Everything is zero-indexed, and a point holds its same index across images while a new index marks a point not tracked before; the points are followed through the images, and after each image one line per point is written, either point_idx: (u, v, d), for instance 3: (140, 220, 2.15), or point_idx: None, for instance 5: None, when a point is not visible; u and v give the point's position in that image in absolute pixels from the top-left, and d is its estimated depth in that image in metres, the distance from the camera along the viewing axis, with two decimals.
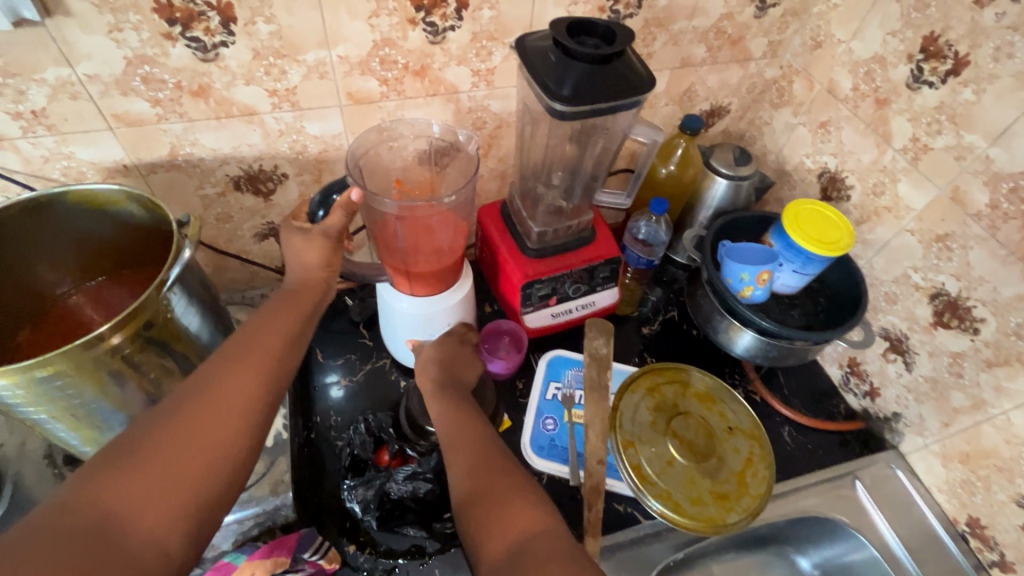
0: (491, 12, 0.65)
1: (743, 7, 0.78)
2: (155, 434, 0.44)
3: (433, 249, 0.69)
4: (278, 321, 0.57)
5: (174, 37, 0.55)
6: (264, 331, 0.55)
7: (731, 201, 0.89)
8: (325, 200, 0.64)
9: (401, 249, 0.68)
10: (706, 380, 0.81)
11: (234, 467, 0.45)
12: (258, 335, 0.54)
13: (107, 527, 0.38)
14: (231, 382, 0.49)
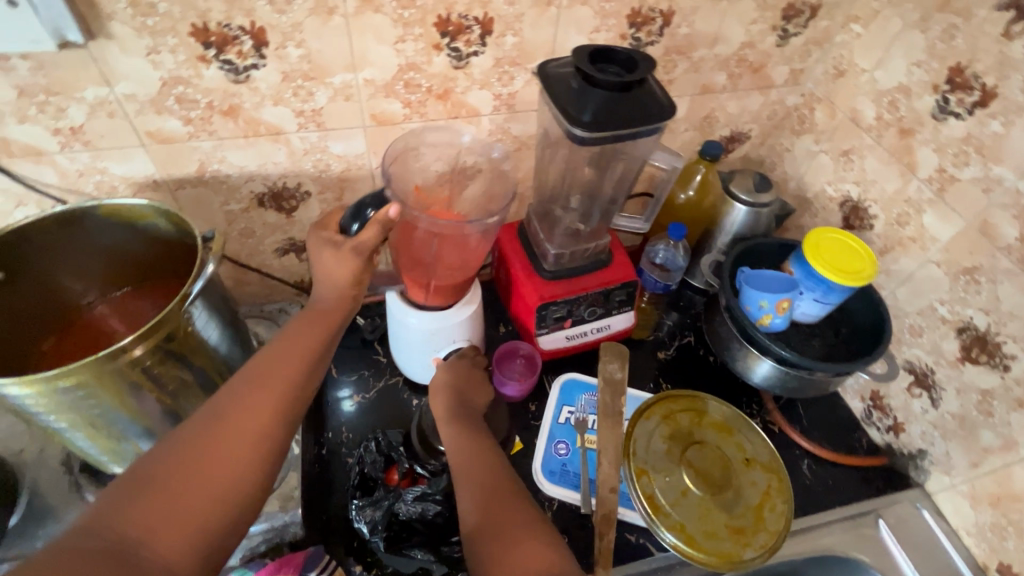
0: (514, 38, 0.66)
1: (765, 35, 0.78)
2: (171, 460, 0.45)
3: (450, 265, 0.69)
4: (300, 341, 0.57)
5: (208, 60, 0.57)
6: (283, 352, 0.55)
7: (750, 227, 0.88)
8: (357, 213, 0.61)
9: (420, 262, 0.68)
10: (723, 409, 0.79)
11: (246, 493, 0.46)
12: (278, 358, 0.55)
13: (120, 551, 0.39)
14: (246, 409, 0.49)
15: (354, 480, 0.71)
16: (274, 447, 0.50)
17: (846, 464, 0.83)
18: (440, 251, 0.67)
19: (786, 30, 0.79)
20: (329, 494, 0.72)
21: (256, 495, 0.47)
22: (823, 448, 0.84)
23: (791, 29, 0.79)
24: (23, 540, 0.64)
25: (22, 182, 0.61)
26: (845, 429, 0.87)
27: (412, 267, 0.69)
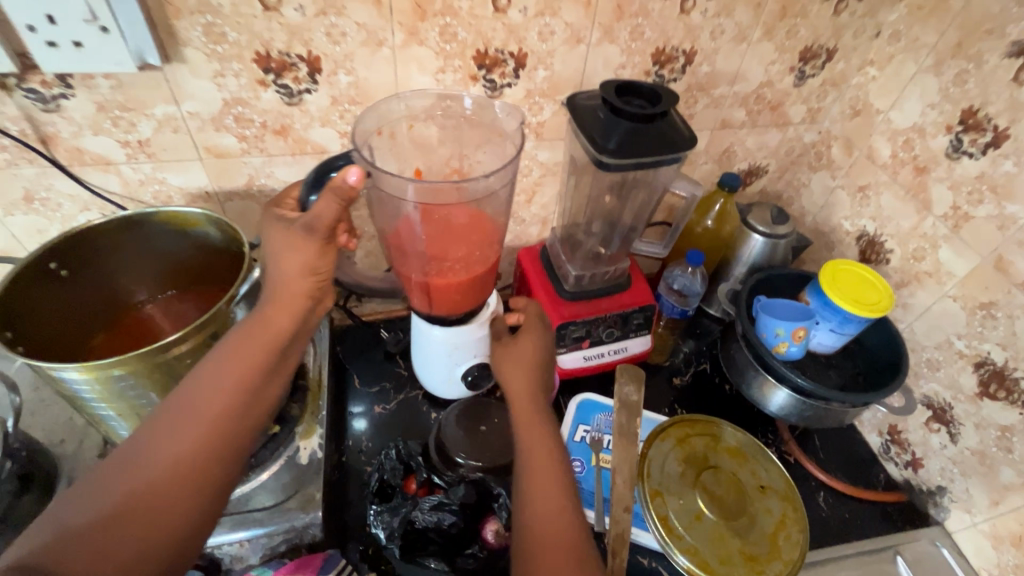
0: (546, 72, 0.71)
1: (783, 75, 0.82)
2: (93, 513, 0.43)
3: (463, 251, 0.62)
4: (243, 349, 0.53)
5: (267, 83, 0.63)
6: (224, 364, 0.52)
7: (767, 258, 0.90)
8: (318, 180, 0.56)
9: (429, 251, 0.62)
10: (738, 436, 0.80)
11: (179, 532, 0.45)
12: (219, 370, 0.51)
13: None
14: (175, 438, 0.48)
15: (373, 487, 0.73)
16: (209, 479, 0.48)
17: (865, 499, 0.82)
18: (444, 228, 0.61)
19: (804, 71, 0.83)
20: (349, 500, 0.74)
21: (193, 531, 0.46)
22: (841, 481, 0.83)
23: (808, 70, 0.83)
24: None
25: (89, 188, 0.67)
26: (863, 464, 0.87)
27: (421, 265, 0.62)
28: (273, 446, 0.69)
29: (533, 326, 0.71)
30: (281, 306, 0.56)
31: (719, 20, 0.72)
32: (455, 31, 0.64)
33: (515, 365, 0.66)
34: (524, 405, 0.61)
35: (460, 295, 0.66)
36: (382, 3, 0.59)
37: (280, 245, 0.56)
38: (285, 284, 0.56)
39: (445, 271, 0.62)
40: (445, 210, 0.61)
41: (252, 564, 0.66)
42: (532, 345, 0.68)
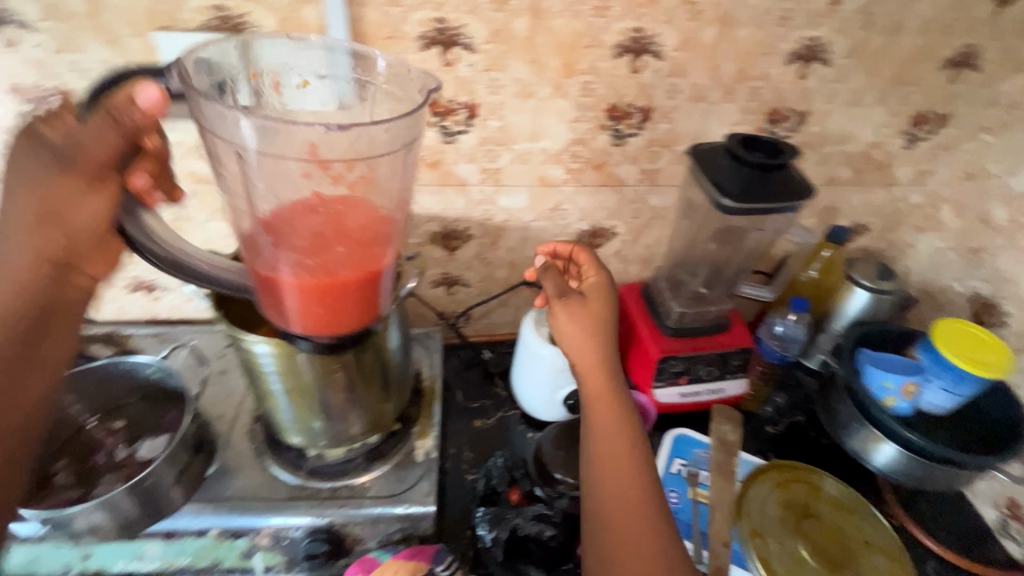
0: (667, 125, 0.78)
1: (892, 138, 0.85)
2: None
3: (341, 243, 0.56)
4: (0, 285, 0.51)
5: (431, 124, 0.74)
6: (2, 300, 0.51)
7: (871, 313, 0.91)
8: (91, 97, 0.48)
9: (288, 237, 0.55)
10: (840, 488, 0.78)
11: None
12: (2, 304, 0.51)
13: None
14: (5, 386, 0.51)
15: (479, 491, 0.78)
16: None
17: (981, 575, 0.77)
18: (339, 219, 0.56)
19: (915, 135, 0.85)
20: (453, 503, 0.79)
21: None
22: (952, 552, 0.79)
23: (919, 134, 0.85)
24: (215, 488, 0.71)
25: None
26: (977, 538, 0.82)
27: (290, 259, 0.55)
28: (396, 441, 0.78)
29: (598, 289, 0.74)
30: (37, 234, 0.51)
31: (834, 85, 0.78)
32: (594, 87, 0.73)
33: (587, 334, 0.70)
34: (598, 387, 0.69)
35: (348, 288, 0.56)
36: (538, 62, 0.70)
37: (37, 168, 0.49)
38: (63, 229, 0.51)
39: (332, 269, 0.55)
40: (343, 198, 0.56)
41: (370, 546, 0.72)
42: (598, 309, 0.72)
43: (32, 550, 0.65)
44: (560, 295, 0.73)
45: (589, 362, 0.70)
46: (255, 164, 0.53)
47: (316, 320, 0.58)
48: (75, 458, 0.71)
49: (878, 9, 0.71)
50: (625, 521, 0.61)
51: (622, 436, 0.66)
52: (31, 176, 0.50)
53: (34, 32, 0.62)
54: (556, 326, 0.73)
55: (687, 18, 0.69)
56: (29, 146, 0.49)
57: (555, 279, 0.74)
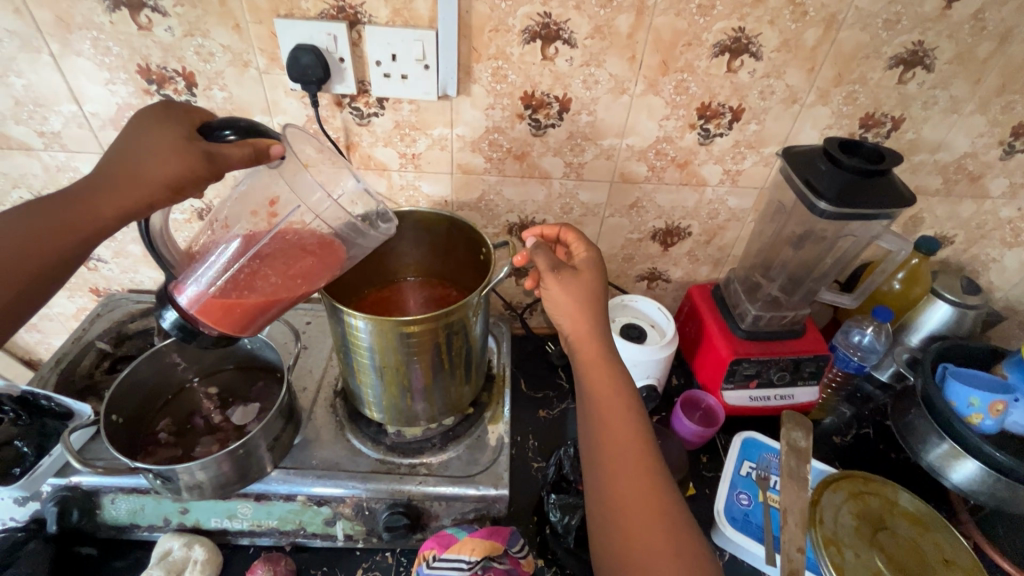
0: (757, 126, 0.78)
1: (990, 148, 0.82)
2: None
3: (272, 266, 0.57)
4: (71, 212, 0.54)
5: (523, 117, 0.76)
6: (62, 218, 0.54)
7: (953, 327, 0.89)
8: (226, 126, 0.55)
9: (241, 241, 0.58)
10: (917, 503, 0.77)
11: None
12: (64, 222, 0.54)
13: None
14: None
15: (550, 478, 0.79)
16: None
17: None
18: (280, 241, 0.58)
19: (1013, 146, 0.82)
20: (521, 488, 0.81)
21: None
22: None
23: (1018, 145, 0.82)
24: (301, 456, 0.75)
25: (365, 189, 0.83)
26: None
27: (234, 259, 0.57)
28: (468, 424, 0.82)
29: (590, 264, 0.71)
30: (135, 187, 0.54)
31: (934, 91, 0.76)
32: (688, 85, 0.73)
33: (577, 308, 0.67)
34: (598, 362, 0.66)
35: (244, 306, 0.57)
36: (636, 59, 0.71)
37: (172, 135, 0.54)
38: (148, 184, 0.54)
39: (254, 282, 0.57)
40: (285, 242, 0.58)
41: (444, 522, 0.75)
42: (590, 282, 0.69)
43: (137, 502, 0.69)
44: (552, 267, 0.68)
45: (584, 341, 0.67)
46: (265, 190, 0.59)
47: (209, 311, 0.57)
48: (177, 419, 0.76)
49: (990, 15, 0.69)
50: (627, 505, 0.57)
51: (621, 417, 0.62)
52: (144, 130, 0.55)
53: (167, 17, 0.66)
54: (547, 298, 0.69)
55: (790, 20, 0.68)
56: (169, 121, 0.55)
57: (547, 251, 0.69)
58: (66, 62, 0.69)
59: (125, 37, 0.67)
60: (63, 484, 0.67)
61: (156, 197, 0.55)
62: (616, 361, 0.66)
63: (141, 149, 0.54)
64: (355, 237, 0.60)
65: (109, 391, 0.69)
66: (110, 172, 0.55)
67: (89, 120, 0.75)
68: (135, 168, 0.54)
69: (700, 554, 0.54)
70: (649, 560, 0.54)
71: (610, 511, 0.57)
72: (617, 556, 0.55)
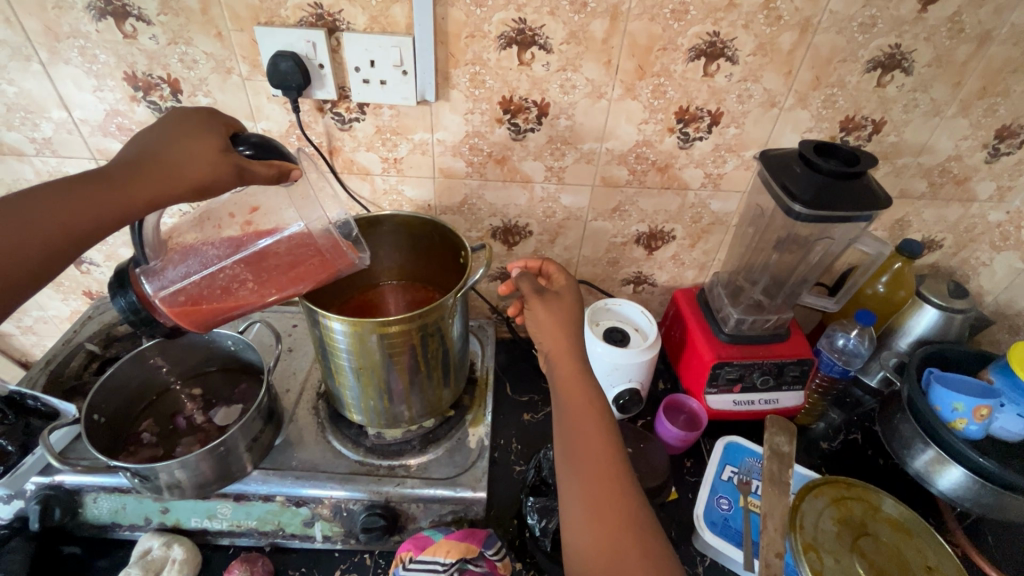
0: (736, 129, 0.78)
1: (974, 151, 0.82)
2: None
3: (253, 273, 0.60)
4: (77, 195, 0.50)
5: (502, 121, 0.76)
6: (67, 200, 0.49)
7: (940, 332, 0.88)
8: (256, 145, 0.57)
9: (228, 244, 0.60)
10: (900, 509, 0.75)
11: None
12: (69, 205, 0.49)
13: None
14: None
15: (529, 481, 0.79)
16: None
17: None
18: (266, 250, 0.59)
19: (998, 149, 0.81)
20: (501, 491, 0.81)
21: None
22: None
23: (1003, 148, 0.81)
24: (281, 457, 0.75)
25: (349, 193, 0.84)
26: None
27: (215, 258, 0.59)
28: (449, 427, 0.82)
29: (569, 289, 0.73)
30: (158, 182, 0.51)
31: (914, 94, 0.76)
32: (665, 90, 0.74)
33: (559, 330, 0.68)
34: (574, 374, 0.66)
35: (214, 306, 0.60)
36: (611, 63, 0.71)
37: (207, 138, 0.53)
38: (174, 180, 0.52)
39: (232, 287, 0.60)
40: (265, 249, 0.59)
41: (422, 525, 0.75)
42: (572, 306, 0.71)
43: (118, 501, 0.70)
44: (537, 292, 0.70)
45: (561, 354, 0.68)
46: (263, 203, 0.62)
47: (180, 308, 0.59)
48: (160, 419, 0.77)
49: (967, 17, 0.69)
50: (597, 512, 0.57)
51: (588, 421, 0.63)
52: (176, 127, 0.53)
53: (151, 26, 0.68)
54: (532, 319, 0.70)
55: (765, 24, 0.69)
56: (205, 123, 0.54)
57: (532, 278, 0.71)
58: (55, 70, 0.71)
59: (111, 45, 0.69)
60: (47, 483, 0.69)
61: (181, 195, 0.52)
62: (589, 370, 0.67)
63: (169, 144, 0.53)
64: (338, 257, 0.61)
65: (91, 392, 0.70)
66: (129, 162, 0.52)
67: (79, 127, 0.76)
68: (159, 160, 0.52)
69: (663, 552, 0.55)
70: (615, 558, 0.54)
71: (581, 518, 0.57)
72: (584, 555, 0.56)
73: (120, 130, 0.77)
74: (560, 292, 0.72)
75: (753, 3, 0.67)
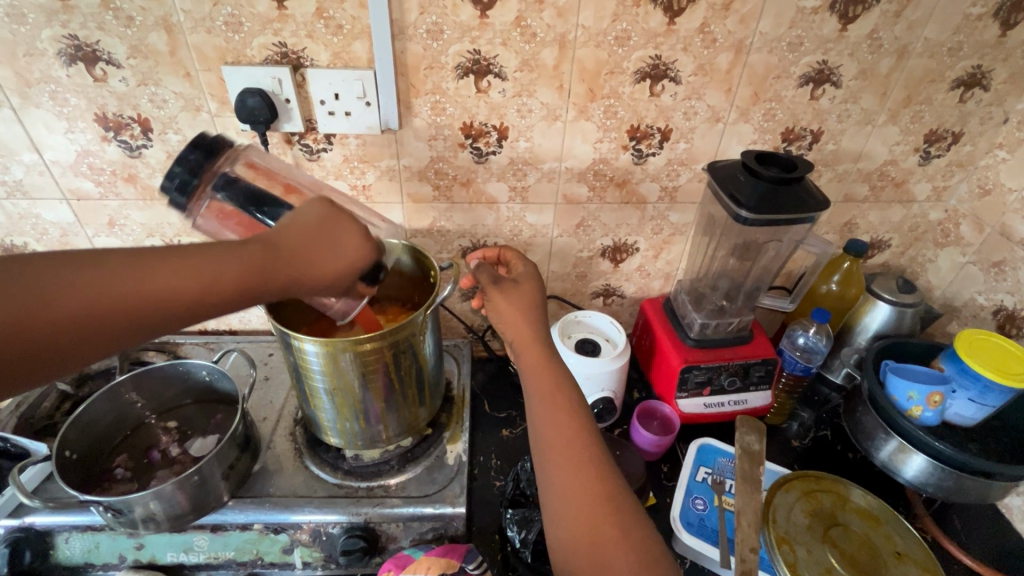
0: (686, 144, 0.83)
1: (907, 155, 0.88)
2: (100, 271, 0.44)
3: None
4: (187, 267, 0.46)
5: (465, 146, 0.80)
6: (180, 272, 0.46)
7: (894, 327, 0.92)
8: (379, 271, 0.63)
9: None
10: (868, 499, 0.77)
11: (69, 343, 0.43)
12: (170, 276, 0.45)
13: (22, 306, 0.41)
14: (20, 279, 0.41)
15: (508, 494, 0.80)
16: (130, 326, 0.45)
17: None
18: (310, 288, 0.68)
19: (929, 152, 0.88)
20: (481, 507, 0.81)
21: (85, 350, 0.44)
22: (987, 566, 0.77)
23: (933, 151, 0.88)
24: (259, 486, 0.75)
25: None
26: (1018, 556, 0.79)
27: None
28: (427, 445, 0.83)
29: (530, 276, 0.74)
30: (277, 277, 0.50)
31: (846, 105, 0.82)
32: (616, 110, 0.79)
33: (519, 316, 0.69)
34: (547, 375, 0.66)
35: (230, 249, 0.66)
36: (564, 88, 0.76)
37: (352, 242, 0.53)
38: (300, 286, 0.52)
39: None
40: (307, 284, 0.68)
41: (403, 545, 0.75)
42: (531, 292, 0.72)
43: (91, 540, 0.69)
44: (494, 282, 0.71)
45: (524, 343, 0.68)
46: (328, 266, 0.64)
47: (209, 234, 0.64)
48: (133, 454, 0.77)
49: (885, 34, 0.76)
50: (571, 513, 0.58)
51: (556, 427, 0.62)
52: (326, 232, 0.53)
53: (121, 69, 0.71)
54: (493, 310, 0.71)
55: (702, 46, 0.74)
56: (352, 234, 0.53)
57: (489, 268, 0.72)
58: (26, 114, 0.73)
59: (82, 88, 0.72)
60: (17, 526, 0.67)
61: (302, 293, 0.53)
62: (563, 365, 0.67)
63: (306, 242, 0.52)
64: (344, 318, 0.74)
65: (63, 429, 0.70)
66: (279, 248, 0.50)
67: (50, 168, 0.78)
68: (291, 256, 0.51)
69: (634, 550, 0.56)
70: (594, 556, 0.56)
71: (558, 522, 0.58)
72: (563, 556, 0.57)
73: (91, 169, 0.79)
74: (518, 283, 0.72)
75: (689, 28, 0.73)
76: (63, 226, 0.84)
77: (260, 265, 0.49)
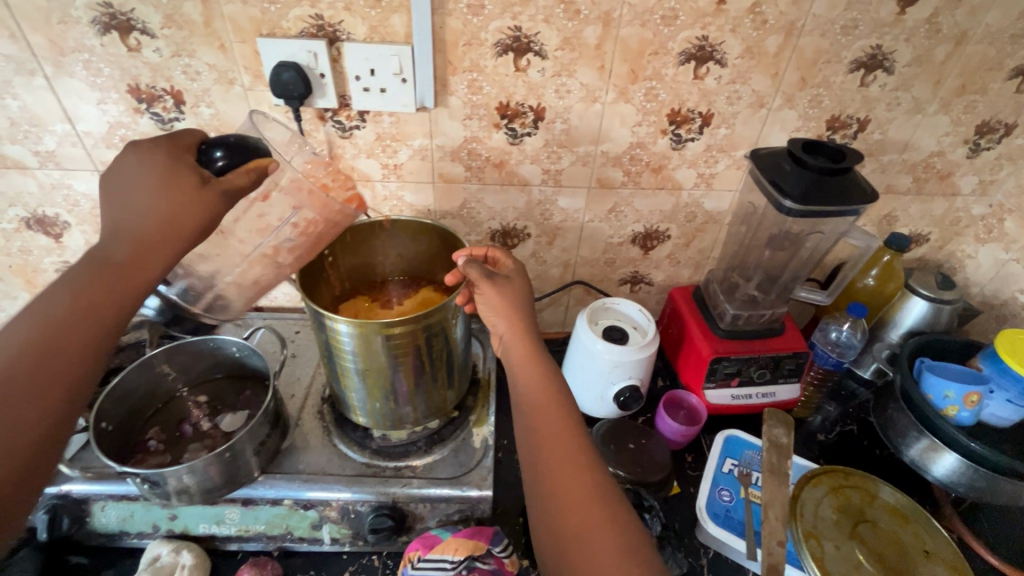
0: (727, 130, 0.81)
1: (955, 147, 0.84)
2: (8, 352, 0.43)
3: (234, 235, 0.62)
4: (54, 311, 0.46)
5: (499, 126, 0.78)
6: (65, 300, 0.47)
7: (930, 323, 0.90)
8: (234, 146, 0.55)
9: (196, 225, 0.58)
10: (898, 497, 0.76)
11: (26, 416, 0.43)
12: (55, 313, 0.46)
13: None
14: None
15: None
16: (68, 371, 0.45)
17: None
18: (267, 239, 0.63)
19: (979, 145, 0.85)
20: (507, 490, 0.82)
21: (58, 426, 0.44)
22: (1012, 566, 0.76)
23: (983, 143, 0.84)
24: (287, 462, 0.76)
25: None
26: None
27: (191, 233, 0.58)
28: (454, 427, 0.83)
29: (520, 274, 0.74)
30: (135, 251, 0.50)
31: (896, 93, 0.79)
32: (657, 93, 0.76)
33: (507, 309, 0.70)
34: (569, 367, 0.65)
35: None
36: (605, 68, 0.73)
37: (148, 173, 0.52)
38: (164, 253, 0.51)
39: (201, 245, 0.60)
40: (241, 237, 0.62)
41: (429, 525, 0.75)
42: (522, 288, 0.72)
43: (127, 509, 0.70)
44: (486, 275, 0.71)
45: (514, 338, 0.68)
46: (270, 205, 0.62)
47: None
48: (166, 427, 0.78)
49: (944, 18, 0.72)
50: (586, 498, 0.56)
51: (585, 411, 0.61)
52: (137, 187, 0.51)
53: (155, 39, 0.69)
54: (485, 305, 0.71)
55: (752, 27, 0.71)
56: (150, 165, 0.52)
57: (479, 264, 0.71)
58: (59, 84, 0.73)
59: (115, 58, 0.71)
60: (55, 493, 0.69)
61: (175, 255, 0.51)
62: None
63: (129, 210, 0.51)
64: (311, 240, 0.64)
65: (98, 402, 0.70)
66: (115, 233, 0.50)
67: (82, 139, 0.78)
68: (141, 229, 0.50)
69: (639, 532, 0.54)
70: (585, 537, 0.54)
71: (567, 509, 0.56)
72: (557, 542, 0.55)
73: (123, 141, 0.78)
74: (507, 278, 0.72)
75: (739, 8, 0.70)
76: (94, 198, 0.84)
77: (107, 262, 0.49)
